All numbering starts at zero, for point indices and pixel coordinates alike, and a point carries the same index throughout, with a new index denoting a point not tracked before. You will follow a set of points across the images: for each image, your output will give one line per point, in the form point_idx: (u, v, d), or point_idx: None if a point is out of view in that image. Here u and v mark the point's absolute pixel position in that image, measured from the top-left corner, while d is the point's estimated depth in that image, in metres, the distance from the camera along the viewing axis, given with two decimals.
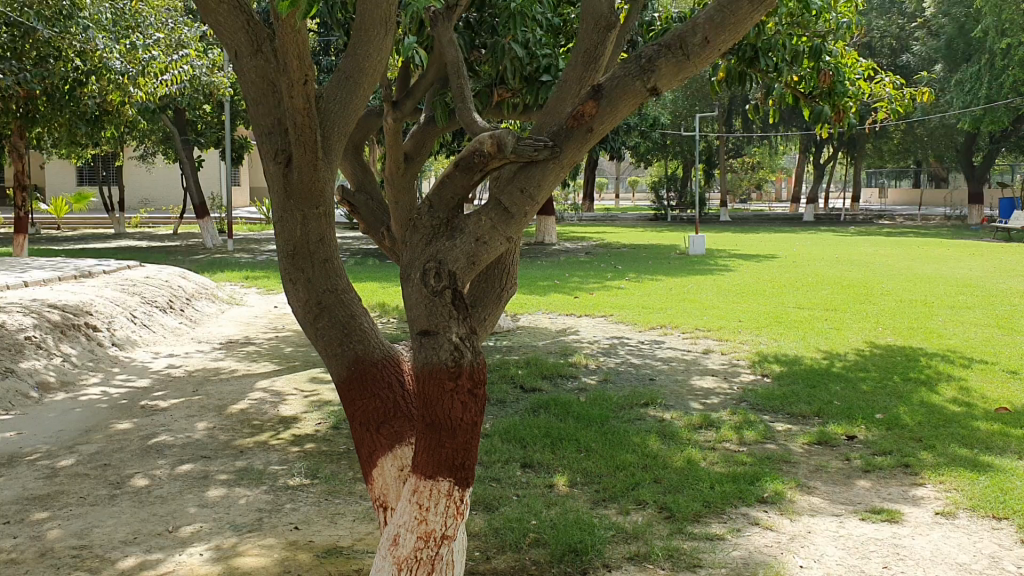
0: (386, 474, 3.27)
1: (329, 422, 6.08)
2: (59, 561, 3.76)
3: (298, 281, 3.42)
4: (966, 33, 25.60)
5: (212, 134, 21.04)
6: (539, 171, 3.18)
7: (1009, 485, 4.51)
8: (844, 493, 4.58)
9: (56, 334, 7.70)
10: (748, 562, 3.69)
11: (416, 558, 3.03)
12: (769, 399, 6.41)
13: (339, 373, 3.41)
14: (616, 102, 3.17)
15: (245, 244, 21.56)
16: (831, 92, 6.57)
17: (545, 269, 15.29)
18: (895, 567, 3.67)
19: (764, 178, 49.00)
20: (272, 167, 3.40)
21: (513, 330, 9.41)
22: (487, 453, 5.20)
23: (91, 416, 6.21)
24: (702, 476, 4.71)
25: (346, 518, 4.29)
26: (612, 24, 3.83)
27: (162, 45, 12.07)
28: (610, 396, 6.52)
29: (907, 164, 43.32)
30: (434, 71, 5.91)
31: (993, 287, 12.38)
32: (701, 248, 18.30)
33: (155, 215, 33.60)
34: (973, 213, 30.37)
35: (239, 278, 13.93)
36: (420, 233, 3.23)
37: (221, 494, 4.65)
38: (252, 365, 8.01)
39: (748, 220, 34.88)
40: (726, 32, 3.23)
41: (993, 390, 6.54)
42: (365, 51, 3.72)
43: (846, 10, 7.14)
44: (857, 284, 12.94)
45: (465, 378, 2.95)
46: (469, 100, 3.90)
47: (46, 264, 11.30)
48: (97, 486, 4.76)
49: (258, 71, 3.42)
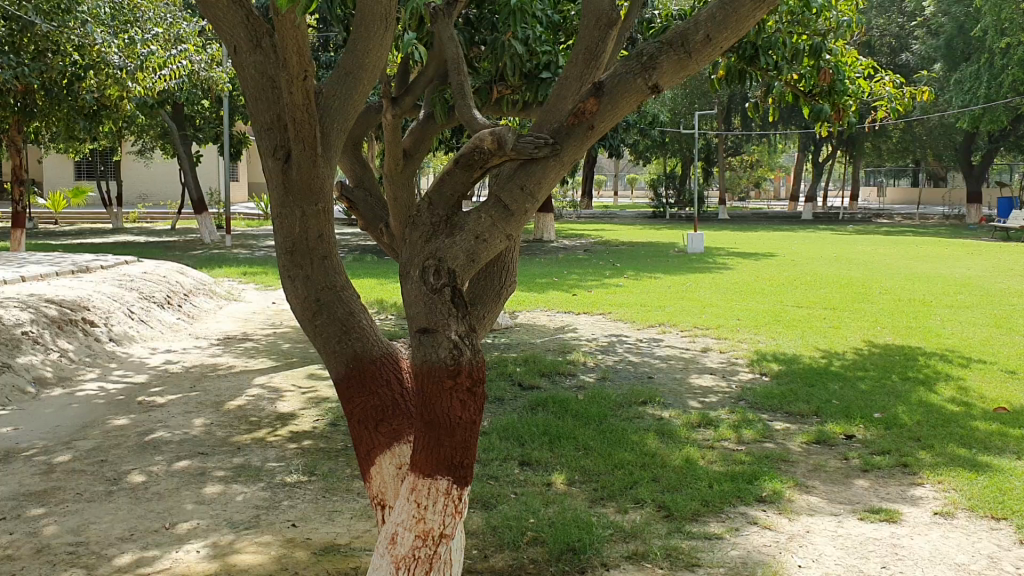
0: (385, 472, 3.27)
1: (327, 418, 6.07)
2: (54, 557, 3.74)
3: (297, 277, 3.41)
4: (966, 33, 25.59)
5: (212, 129, 21.04)
6: (539, 170, 3.16)
7: (1008, 485, 4.50)
8: (842, 492, 4.58)
9: (54, 329, 7.68)
10: (746, 562, 3.68)
11: (414, 558, 3.01)
12: (767, 397, 6.41)
13: (338, 370, 3.39)
14: (617, 100, 3.15)
15: (244, 239, 21.56)
16: (831, 91, 6.49)
17: (545, 267, 15.29)
18: (894, 567, 3.66)
19: (762, 176, 49.11)
20: (271, 165, 3.39)
21: (512, 327, 9.40)
22: (485, 450, 5.20)
23: (89, 412, 6.19)
24: (700, 476, 4.70)
25: (343, 516, 4.29)
26: (612, 21, 3.81)
27: (161, 40, 11.86)
28: (609, 394, 6.51)
29: (905, 164, 43.51)
30: (434, 67, 5.86)
31: (992, 287, 12.33)
32: (699, 245, 18.19)
33: (153, 209, 33.49)
34: (972, 213, 30.30)
35: (237, 274, 13.90)
36: (420, 231, 3.22)
37: (219, 491, 4.64)
38: (250, 360, 8.01)
39: (746, 218, 34.50)
40: (729, 29, 3.20)
41: (993, 390, 6.53)
42: (365, 48, 3.68)
43: (846, 9, 7.11)
44: (855, 284, 12.89)
45: (464, 376, 2.93)
46: (470, 97, 3.88)
47: (44, 258, 11.22)
48: (94, 482, 4.74)
49: (257, 65, 3.40)
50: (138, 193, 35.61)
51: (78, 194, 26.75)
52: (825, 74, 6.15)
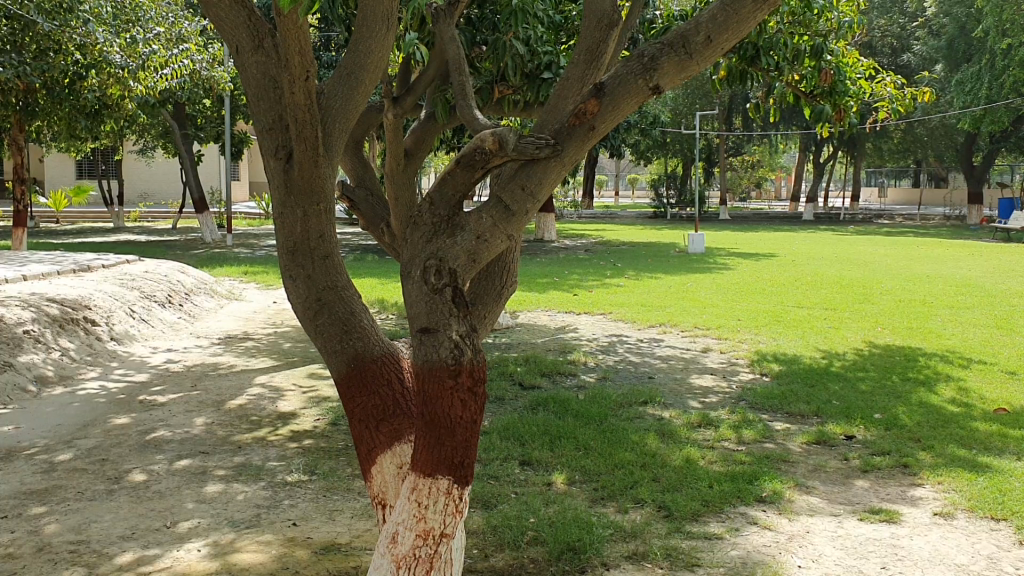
0: (386, 472, 3.28)
1: (328, 418, 6.08)
2: (55, 557, 3.75)
3: (299, 277, 3.41)
4: (966, 34, 25.60)
5: (212, 129, 21.07)
6: (540, 171, 3.17)
7: (1007, 486, 4.51)
8: (843, 493, 4.58)
9: (55, 328, 7.69)
10: (746, 562, 3.69)
11: (415, 557, 3.02)
12: (768, 397, 6.41)
13: (339, 370, 3.39)
14: (618, 101, 3.15)
15: (246, 239, 21.55)
16: (832, 91, 6.51)
17: (545, 267, 15.30)
18: (894, 567, 3.67)
19: (763, 177, 49.24)
20: (273, 164, 3.39)
21: (512, 327, 9.41)
22: (485, 450, 5.21)
23: (90, 411, 6.19)
24: (701, 476, 4.71)
25: (344, 515, 4.29)
26: (614, 22, 3.82)
27: (162, 40, 11.75)
28: (610, 394, 6.52)
29: (907, 164, 43.68)
30: (436, 66, 5.84)
31: (992, 288, 12.34)
32: (700, 246, 18.17)
33: (154, 209, 33.51)
34: (973, 213, 30.27)
35: (239, 274, 13.88)
36: (421, 230, 3.23)
37: (219, 490, 4.65)
38: (251, 360, 8.00)
39: (746, 218, 34.54)
40: (730, 30, 3.21)
41: (992, 391, 6.54)
42: (366, 48, 3.70)
43: (847, 9, 7.13)
44: (856, 284, 12.89)
45: (464, 375, 2.94)
46: (471, 97, 3.89)
47: (46, 259, 11.19)
48: (95, 480, 4.75)
49: (259, 66, 3.40)
50: (139, 193, 35.68)
51: (78, 193, 26.70)
52: (826, 74, 6.18)
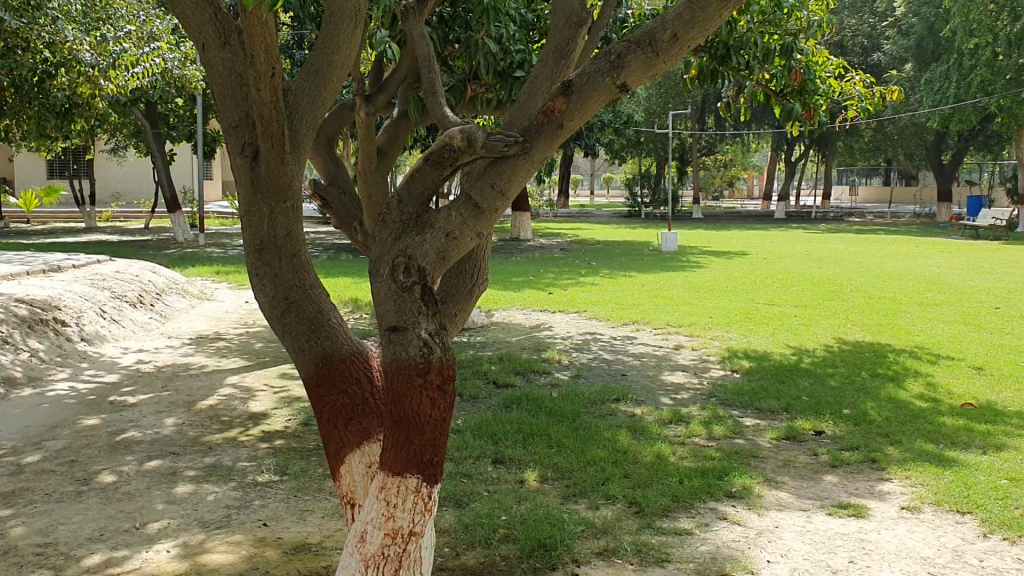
0: (354, 471, 3.28)
1: (299, 418, 6.05)
2: (21, 559, 3.70)
3: (266, 276, 3.38)
4: (935, 33, 25.95)
5: (184, 128, 20.89)
6: (509, 169, 3.17)
7: (972, 479, 4.59)
8: (812, 488, 4.63)
9: (23, 328, 7.58)
10: (716, 557, 3.72)
11: (382, 556, 3.00)
12: (738, 394, 6.47)
13: (307, 369, 3.37)
14: (586, 99, 3.17)
15: (219, 238, 21.36)
16: (803, 90, 6.60)
17: (520, 265, 15.31)
18: (861, 561, 3.72)
19: (736, 176, 49.61)
20: (239, 161, 3.36)
21: (487, 325, 9.41)
22: (458, 449, 5.19)
23: (59, 412, 6.11)
24: (671, 471, 4.75)
25: (315, 515, 4.28)
26: (582, 21, 3.83)
27: (133, 39, 11.69)
28: (582, 392, 6.54)
29: (878, 163, 44.25)
30: (407, 65, 5.82)
31: (960, 284, 12.52)
32: (674, 244, 18.25)
33: (125, 209, 33.14)
34: (943, 212, 30.66)
35: (210, 274, 13.75)
36: (389, 228, 3.21)
37: (189, 491, 4.61)
38: (223, 360, 7.94)
39: (720, 217, 34.77)
40: (695, 29, 3.26)
41: (959, 386, 6.63)
42: (334, 45, 3.69)
43: (817, 8, 7.17)
44: (827, 281, 13.04)
45: (433, 373, 2.94)
46: (440, 95, 3.88)
47: (13, 259, 11.02)
48: (63, 482, 4.70)
49: (225, 63, 3.36)
50: (111, 192, 35.29)
51: (48, 193, 26.35)
52: (796, 72, 6.21)
